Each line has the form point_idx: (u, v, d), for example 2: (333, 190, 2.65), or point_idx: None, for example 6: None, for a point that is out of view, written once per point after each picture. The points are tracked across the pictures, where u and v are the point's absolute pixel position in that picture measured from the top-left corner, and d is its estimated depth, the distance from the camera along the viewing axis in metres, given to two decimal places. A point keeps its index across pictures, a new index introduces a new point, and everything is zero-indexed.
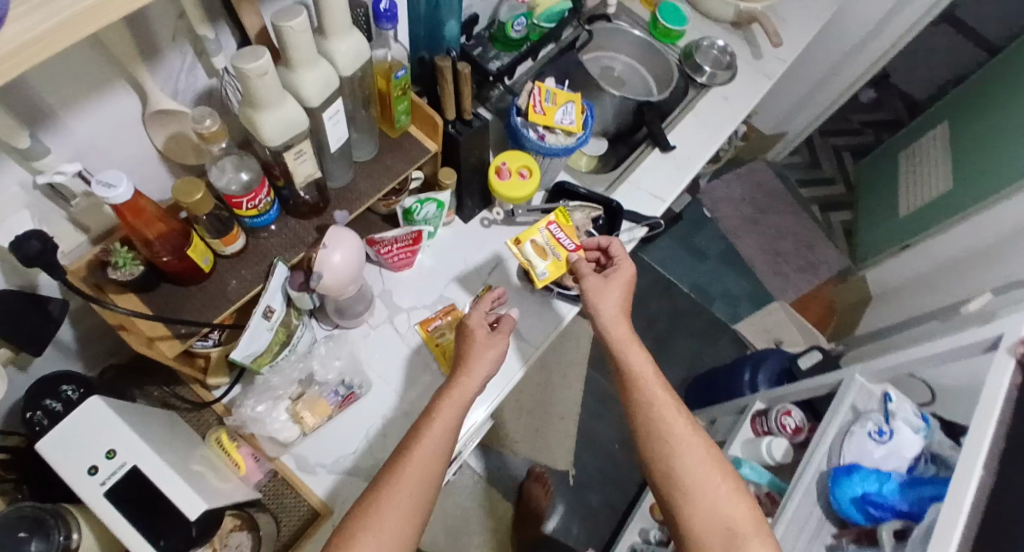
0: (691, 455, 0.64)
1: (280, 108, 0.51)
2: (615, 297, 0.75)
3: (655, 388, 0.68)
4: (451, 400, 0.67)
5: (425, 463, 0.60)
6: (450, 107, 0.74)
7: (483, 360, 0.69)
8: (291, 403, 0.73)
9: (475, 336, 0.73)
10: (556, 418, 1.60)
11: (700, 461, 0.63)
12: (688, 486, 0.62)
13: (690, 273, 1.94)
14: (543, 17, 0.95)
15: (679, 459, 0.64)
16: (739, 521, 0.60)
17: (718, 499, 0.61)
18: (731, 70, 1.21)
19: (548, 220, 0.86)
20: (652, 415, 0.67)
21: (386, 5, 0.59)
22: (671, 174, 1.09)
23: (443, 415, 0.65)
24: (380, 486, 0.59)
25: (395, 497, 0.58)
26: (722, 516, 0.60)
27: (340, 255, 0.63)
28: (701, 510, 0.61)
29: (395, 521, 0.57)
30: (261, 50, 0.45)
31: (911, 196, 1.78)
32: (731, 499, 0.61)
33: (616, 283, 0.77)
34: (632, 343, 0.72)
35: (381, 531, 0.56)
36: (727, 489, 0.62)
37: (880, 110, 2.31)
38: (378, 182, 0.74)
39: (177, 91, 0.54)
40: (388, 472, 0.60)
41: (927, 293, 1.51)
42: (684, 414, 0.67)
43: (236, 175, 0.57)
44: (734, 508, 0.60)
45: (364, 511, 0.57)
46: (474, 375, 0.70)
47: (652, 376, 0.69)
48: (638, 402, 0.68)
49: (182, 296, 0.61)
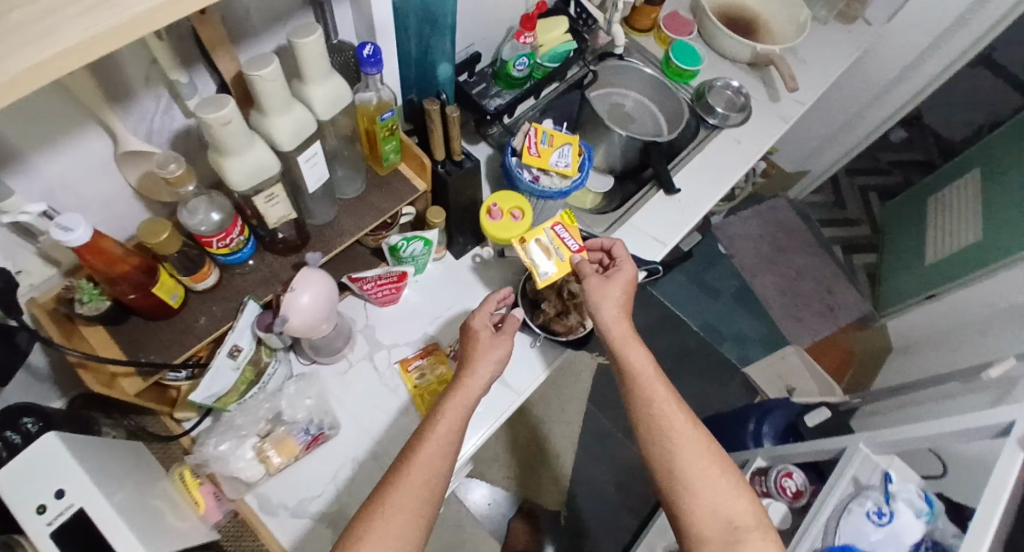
0: (692, 452, 0.68)
1: (248, 154, 0.50)
2: (613, 302, 0.74)
3: (655, 386, 0.71)
4: (458, 398, 0.68)
5: (441, 456, 0.63)
6: (439, 148, 0.73)
7: (487, 364, 0.70)
8: (258, 441, 0.71)
9: (479, 336, 0.74)
10: (551, 454, 1.56)
11: (701, 458, 0.68)
12: (692, 482, 0.67)
13: (700, 311, 1.88)
14: (547, 57, 0.93)
15: (681, 456, 0.67)
16: (740, 516, 0.65)
17: (721, 494, 0.66)
18: (744, 111, 1.17)
19: (553, 220, 0.80)
20: (653, 414, 0.70)
21: (370, 51, 0.58)
22: (674, 217, 1.06)
23: (450, 411, 0.67)
24: (393, 481, 0.61)
25: (413, 491, 0.61)
26: (725, 510, 0.66)
27: (310, 296, 0.61)
28: (704, 504, 0.66)
29: (415, 514, 0.60)
30: (225, 99, 0.45)
31: (939, 244, 1.69)
32: (732, 494, 0.67)
33: (619, 281, 0.76)
34: (624, 340, 0.72)
35: (403, 525, 0.59)
36: (727, 485, 0.67)
37: (911, 151, 2.22)
38: (362, 220, 0.73)
39: (151, 134, 0.54)
40: (402, 467, 0.62)
41: (951, 350, 1.42)
42: (682, 411, 0.70)
43: (207, 215, 0.56)
44: (735, 503, 0.66)
45: (376, 510, 0.59)
46: (477, 375, 0.71)
47: (651, 373, 0.71)
48: (639, 400, 0.71)
49: (149, 331, 0.61)
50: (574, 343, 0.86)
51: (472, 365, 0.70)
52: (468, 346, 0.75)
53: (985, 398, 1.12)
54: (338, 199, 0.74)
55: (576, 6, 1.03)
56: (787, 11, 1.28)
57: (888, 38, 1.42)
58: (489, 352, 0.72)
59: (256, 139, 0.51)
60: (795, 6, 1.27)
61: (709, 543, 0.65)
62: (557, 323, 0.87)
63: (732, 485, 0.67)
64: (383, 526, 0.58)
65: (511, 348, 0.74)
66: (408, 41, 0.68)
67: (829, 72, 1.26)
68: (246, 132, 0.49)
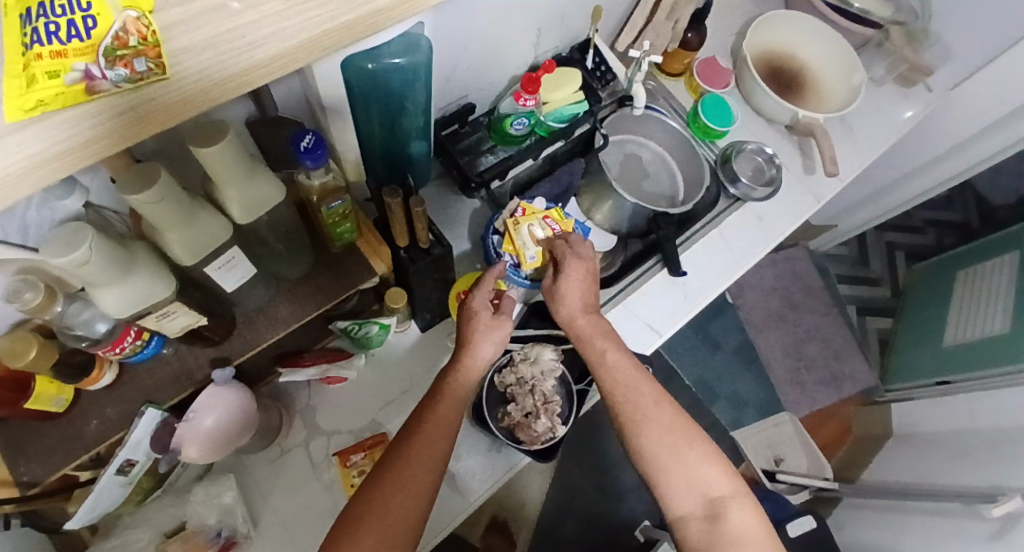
0: (661, 424, 0.60)
1: (125, 284, 0.42)
2: (577, 292, 0.70)
3: (622, 361, 0.65)
4: (455, 384, 0.65)
5: (438, 434, 0.60)
6: (401, 235, 0.60)
7: (486, 342, 0.67)
8: (161, 542, 0.64)
9: (478, 315, 0.68)
10: (516, 507, 1.43)
11: (665, 430, 0.60)
12: (663, 459, 0.59)
13: (696, 364, 1.75)
14: (552, 117, 0.81)
15: (647, 435, 0.60)
16: (717, 486, 0.58)
17: (692, 467, 0.58)
18: (773, 185, 1.01)
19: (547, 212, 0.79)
20: (622, 396, 0.63)
21: (310, 143, 0.48)
22: (676, 304, 0.93)
23: (447, 399, 0.63)
24: (393, 464, 0.58)
25: (408, 476, 0.57)
26: (700, 483, 0.58)
27: (211, 421, 0.56)
28: (679, 480, 0.58)
29: (414, 495, 0.56)
30: (82, 236, 0.37)
31: (961, 326, 1.53)
32: (705, 465, 0.58)
33: (581, 267, 0.71)
34: (592, 310, 0.70)
35: (401, 507, 0.55)
36: (700, 453, 0.59)
37: (950, 210, 2.00)
38: (301, 308, 0.61)
39: (26, 233, 0.44)
40: (399, 450, 0.59)
41: (953, 455, 1.30)
42: (651, 386, 0.64)
43: (91, 325, 0.47)
44: (710, 471, 0.58)
45: (362, 510, 0.55)
46: (478, 358, 0.67)
47: (620, 356, 0.66)
48: (606, 384, 0.64)
49: (33, 435, 0.52)
50: (538, 455, 0.76)
51: (472, 347, 0.66)
52: (464, 326, 0.69)
53: (987, 532, 1.01)
54: (280, 278, 0.62)
55: (596, 55, 0.90)
56: (839, 71, 1.10)
57: (945, 112, 1.18)
58: (489, 332, 0.67)
59: (137, 260, 0.43)
60: (850, 65, 1.09)
61: (689, 521, 0.58)
62: (524, 431, 0.77)
63: (701, 455, 0.59)
64: (384, 505, 0.55)
65: (513, 328, 0.69)
66: (370, 119, 0.57)
67: (877, 147, 1.09)
68: (114, 263, 0.40)
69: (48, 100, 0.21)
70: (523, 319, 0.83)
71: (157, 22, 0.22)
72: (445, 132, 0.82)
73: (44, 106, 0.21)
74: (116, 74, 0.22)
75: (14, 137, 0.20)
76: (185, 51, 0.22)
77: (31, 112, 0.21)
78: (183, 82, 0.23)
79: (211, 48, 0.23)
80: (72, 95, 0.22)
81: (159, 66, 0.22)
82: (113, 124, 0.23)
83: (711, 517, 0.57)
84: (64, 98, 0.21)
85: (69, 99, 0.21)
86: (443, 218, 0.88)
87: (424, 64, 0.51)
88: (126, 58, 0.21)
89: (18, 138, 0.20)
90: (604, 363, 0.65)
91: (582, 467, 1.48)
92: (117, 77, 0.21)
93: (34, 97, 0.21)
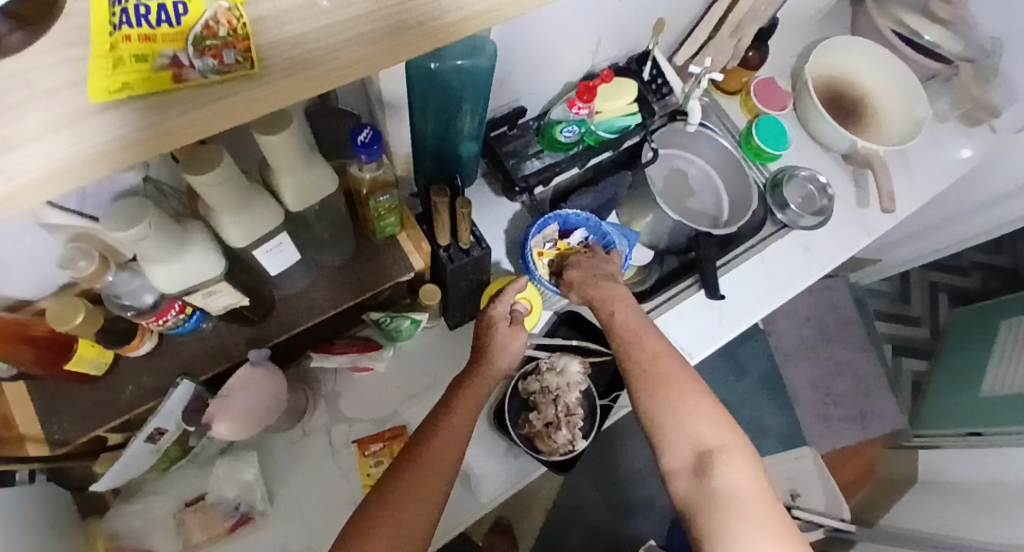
0: (657, 382, 0.58)
1: (176, 264, 0.43)
2: (585, 267, 0.73)
3: (630, 321, 0.65)
4: (468, 393, 0.64)
5: (449, 443, 0.59)
6: (442, 232, 0.59)
7: (506, 354, 0.66)
8: (181, 509, 0.67)
9: (496, 330, 0.68)
10: (521, 511, 1.42)
11: (661, 385, 0.58)
12: (657, 414, 0.57)
13: (718, 388, 1.70)
14: (602, 127, 0.79)
15: (642, 390, 0.58)
16: (708, 436, 0.55)
17: (684, 421, 0.56)
18: (823, 215, 0.97)
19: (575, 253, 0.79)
20: (625, 352, 0.62)
21: (368, 138, 0.48)
22: (708, 328, 0.90)
23: (461, 408, 0.62)
24: (406, 467, 0.57)
25: (422, 481, 0.56)
26: (690, 434, 0.56)
27: (241, 402, 0.56)
28: (671, 435, 0.56)
29: (429, 503, 0.55)
30: (138, 216, 0.38)
31: (1000, 377, 1.44)
32: (697, 417, 0.56)
33: (586, 256, 0.75)
34: (593, 282, 0.71)
35: (417, 510, 0.54)
36: (692, 405, 0.57)
37: (999, 254, 1.90)
38: (340, 295, 0.61)
39: (84, 202, 0.46)
40: (415, 453, 0.58)
41: (975, 510, 1.23)
42: (654, 341, 0.62)
43: (139, 296, 0.48)
44: (701, 424, 0.56)
45: (376, 508, 0.54)
46: (496, 368, 0.66)
47: (631, 322, 0.65)
48: (614, 345, 0.63)
49: (71, 396, 0.54)
50: (554, 466, 0.75)
51: (489, 358, 0.66)
52: (480, 337, 0.69)
53: None
54: (320, 265, 0.62)
55: (653, 67, 0.88)
56: (903, 102, 1.06)
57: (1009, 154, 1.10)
58: (506, 342, 0.67)
59: (191, 241, 0.44)
60: (915, 97, 1.05)
61: (678, 475, 0.56)
62: (543, 441, 0.76)
63: (694, 407, 0.57)
64: (399, 503, 0.54)
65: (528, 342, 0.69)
66: (426, 117, 0.59)
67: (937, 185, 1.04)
68: (168, 237, 0.41)
69: (132, 83, 0.22)
70: (553, 327, 0.83)
71: (247, 15, 0.24)
72: (493, 133, 0.81)
73: (128, 88, 0.21)
74: (204, 64, 0.23)
75: (102, 118, 0.21)
76: (272, 46, 0.23)
77: (115, 93, 0.21)
78: (269, 79, 0.23)
79: (297, 45, 0.23)
80: (156, 80, 0.22)
81: (246, 60, 0.23)
82: (203, 114, 0.23)
83: (699, 471, 0.54)
84: (148, 83, 0.22)
85: (152, 83, 0.22)
86: (481, 218, 0.87)
87: (486, 69, 0.52)
88: (215, 48, 0.23)
89: (107, 120, 0.21)
90: (611, 324, 0.65)
91: (590, 478, 1.46)
92: (205, 67, 0.22)
93: (120, 80, 0.21)
